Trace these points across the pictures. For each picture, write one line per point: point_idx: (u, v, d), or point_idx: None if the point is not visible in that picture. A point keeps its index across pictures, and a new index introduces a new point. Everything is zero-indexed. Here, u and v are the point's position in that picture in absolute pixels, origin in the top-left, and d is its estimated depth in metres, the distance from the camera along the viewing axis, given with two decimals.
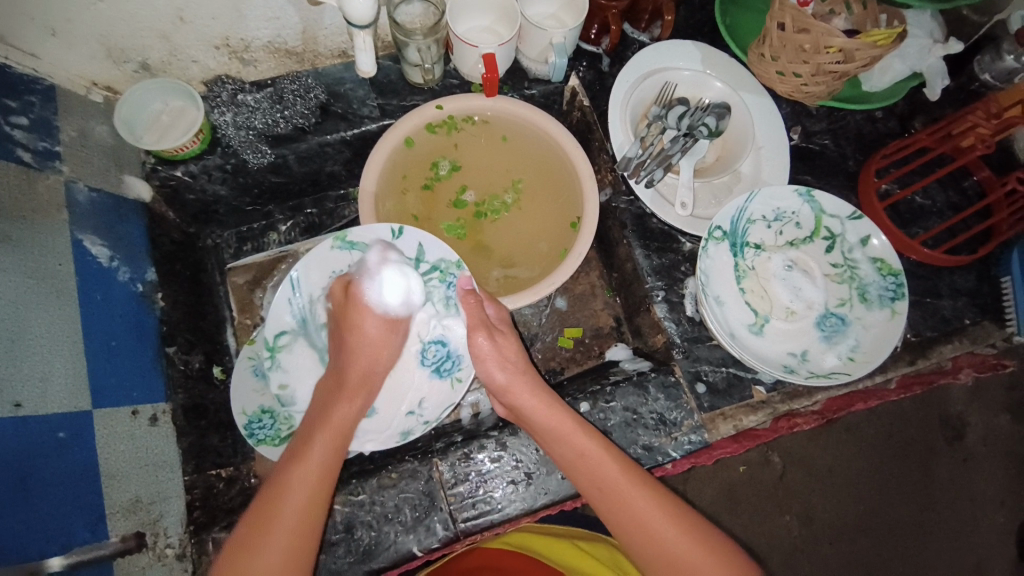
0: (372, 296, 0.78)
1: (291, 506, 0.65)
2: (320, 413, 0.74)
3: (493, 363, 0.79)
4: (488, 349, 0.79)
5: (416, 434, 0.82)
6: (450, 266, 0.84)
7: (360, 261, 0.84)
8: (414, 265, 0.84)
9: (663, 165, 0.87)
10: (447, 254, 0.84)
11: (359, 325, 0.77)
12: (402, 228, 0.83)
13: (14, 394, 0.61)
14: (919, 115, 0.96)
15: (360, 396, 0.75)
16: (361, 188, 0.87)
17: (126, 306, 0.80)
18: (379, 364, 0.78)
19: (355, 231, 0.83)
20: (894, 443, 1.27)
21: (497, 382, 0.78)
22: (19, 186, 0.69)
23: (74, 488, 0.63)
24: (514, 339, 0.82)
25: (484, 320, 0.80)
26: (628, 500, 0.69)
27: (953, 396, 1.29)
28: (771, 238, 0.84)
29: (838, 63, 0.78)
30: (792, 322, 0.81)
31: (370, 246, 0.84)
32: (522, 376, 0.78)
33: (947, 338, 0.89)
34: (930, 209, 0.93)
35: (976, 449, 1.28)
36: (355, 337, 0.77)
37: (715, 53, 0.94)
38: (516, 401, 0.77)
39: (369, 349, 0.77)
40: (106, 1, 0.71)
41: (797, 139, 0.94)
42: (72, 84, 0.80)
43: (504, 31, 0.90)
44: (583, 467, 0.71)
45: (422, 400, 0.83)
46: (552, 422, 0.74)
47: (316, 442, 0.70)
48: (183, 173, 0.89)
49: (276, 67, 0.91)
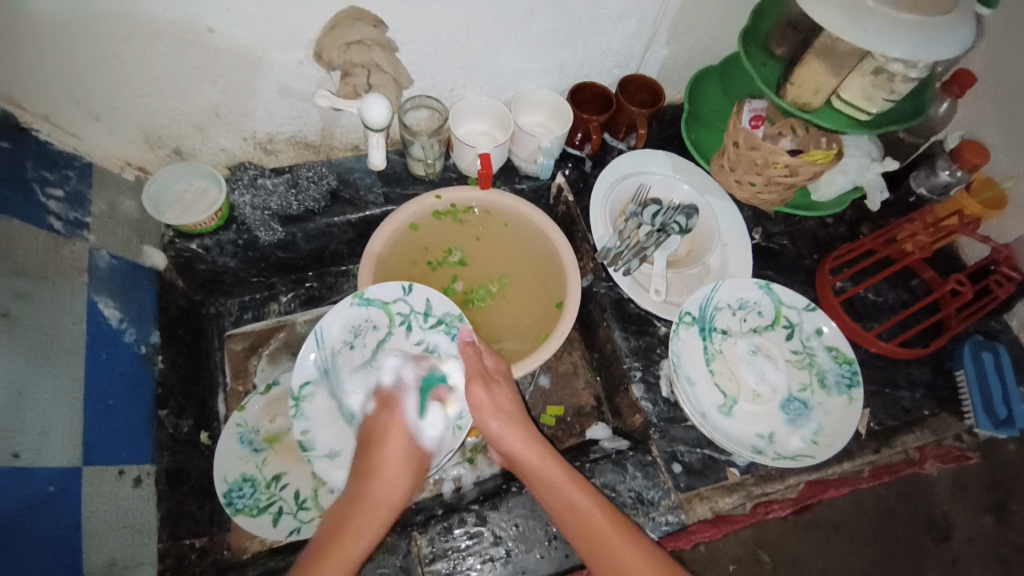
0: (411, 416, 0.83)
1: None
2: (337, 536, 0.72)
3: (488, 413, 0.82)
4: (484, 400, 0.82)
5: (420, 485, 0.83)
6: (454, 319, 0.89)
7: (376, 316, 0.89)
8: (422, 318, 0.89)
9: (639, 256, 0.95)
10: (451, 308, 0.89)
11: (384, 436, 0.81)
12: (412, 284, 0.89)
13: (14, 445, 0.62)
14: (865, 223, 1.08)
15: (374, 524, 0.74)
16: (368, 249, 0.95)
17: (127, 366, 0.83)
18: (398, 498, 0.77)
19: (372, 289, 0.88)
20: (881, 544, 1.11)
21: (492, 432, 0.82)
22: (47, 250, 0.75)
23: (55, 545, 0.63)
24: (511, 390, 0.85)
25: (482, 371, 0.84)
26: (619, 557, 0.71)
27: (937, 493, 1.14)
28: (737, 324, 0.91)
29: (786, 176, 0.90)
30: (759, 404, 0.86)
31: (385, 302, 0.89)
32: (517, 427, 0.82)
33: (908, 427, 0.94)
34: (883, 305, 1.03)
35: (967, 552, 1.10)
36: (380, 460, 0.79)
37: (682, 161, 1.07)
38: (511, 449, 0.81)
39: (395, 485, 0.78)
40: (152, 97, 0.83)
41: (759, 239, 1.05)
42: (108, 163, 0.90)
43: (499, 134, 1.03)
44: (577, 526, 0.74)
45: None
46: (543, 474, 0.78)
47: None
48: (198, 246, 0.96)
49: (294, 157, 1.03)
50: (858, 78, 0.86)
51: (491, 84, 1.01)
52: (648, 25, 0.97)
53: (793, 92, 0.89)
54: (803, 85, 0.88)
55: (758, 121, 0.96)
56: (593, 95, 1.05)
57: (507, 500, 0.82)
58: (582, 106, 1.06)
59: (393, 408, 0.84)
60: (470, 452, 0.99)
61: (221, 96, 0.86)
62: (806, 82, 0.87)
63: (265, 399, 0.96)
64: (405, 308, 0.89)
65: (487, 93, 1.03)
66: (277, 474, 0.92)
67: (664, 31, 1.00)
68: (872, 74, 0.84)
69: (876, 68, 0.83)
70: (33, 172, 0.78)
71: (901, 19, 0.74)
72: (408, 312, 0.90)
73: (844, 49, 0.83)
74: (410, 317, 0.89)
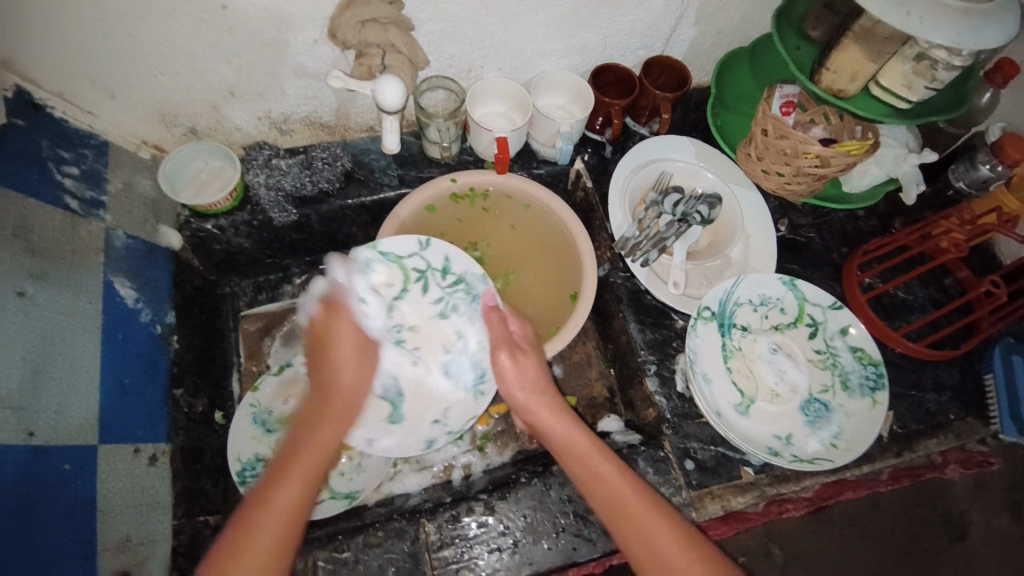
0: (358, 316, 0.85)
1: (279, 503, 0.66)
2: (301, 434, 0.76)
3: (514, 383, 0.83)
4: (510, 367, 0.83)
5: (440, 443, 0.85)
6: (475, 279, 0.89)
7: (388, 271, 0.89)
8: (440, 276, 0.90)
9: (658, 247, 0.93)
10: (470, 267, 0.89)
11: (338, 337, 0.83)
12: (430, 240, 0.89)
13: (29, 424, 0.64)
14: (898, 217, 1.04)
15: (342, 419, 0.79)
16: (394, 213, 0.95)
17: (143, 346, 0.84)
18: (362, 390, 0.82)
19: (386, 242, 0.87)
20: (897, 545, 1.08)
21: (519, 401, 0.83)
22: (64, 230, 0.76)
23: (69, 523, 0.65)
24: (536, 359, 0.85)
25: (508, 338, 0.85)
26: (641, 523, 0.71)
27: (954, 492, 1.11)
28: (757, 321, 0.88)
29: (817, 167, 0.86)
30: (777, 405, 0.84)
31: (400, 256, 0.89)
32: (543, 398, 0.82)
33: (932, 431, 0.91)
34: (912, 303, 0.98)
35: (983, 553, 1.08)
36: (338, 360, 0.82)
37: (708, 149, 1.03)
38: (535, 419, 0.82)
39: (350, 374, 0.81)
40: (166, 76, 0.82)
41: (784, 231, 1.01)
42: (125, 142, 0.90)
43: (519, 116, 1.00)
44: (595, 485, 0.74)
45: (448, 411, 0.87)
46: (564, 441, 0.80)
47: (294, 462, 0.71)
48: (212, 227, 0.96)
49: (309, 137, 1.01)
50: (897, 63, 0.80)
51: (510, 65, 0.98)
52: (677, 4, 0.92)
53: (827, 79, 0.84)
54: (839, 71, 0.83)
55: (790, 107, 0.91)
56: (616, 77, 1.01)
57: (515, 491, 0.82)
58: (604, 89, 1.02)
59: (339, 310, 0.84)
60: (480, 440, 0.99)
61: (236, 74, 0.85)
62: (843, 68, 0.82)
63: (279, 380, 0.95)
64: (422, 264, 0.89)
65: (506, 74, 1.00)
66: None
67: (694, 10, 0.95)
68: (912, 60, 0.78)
69: (919, 54, 0.77)
70: (49, 150, 0.77)
71: (946, 5, 0.69)
72: (423, 269, 0.90)
73: (886, 34, 0.78)
74: (426, 274, 0.90)
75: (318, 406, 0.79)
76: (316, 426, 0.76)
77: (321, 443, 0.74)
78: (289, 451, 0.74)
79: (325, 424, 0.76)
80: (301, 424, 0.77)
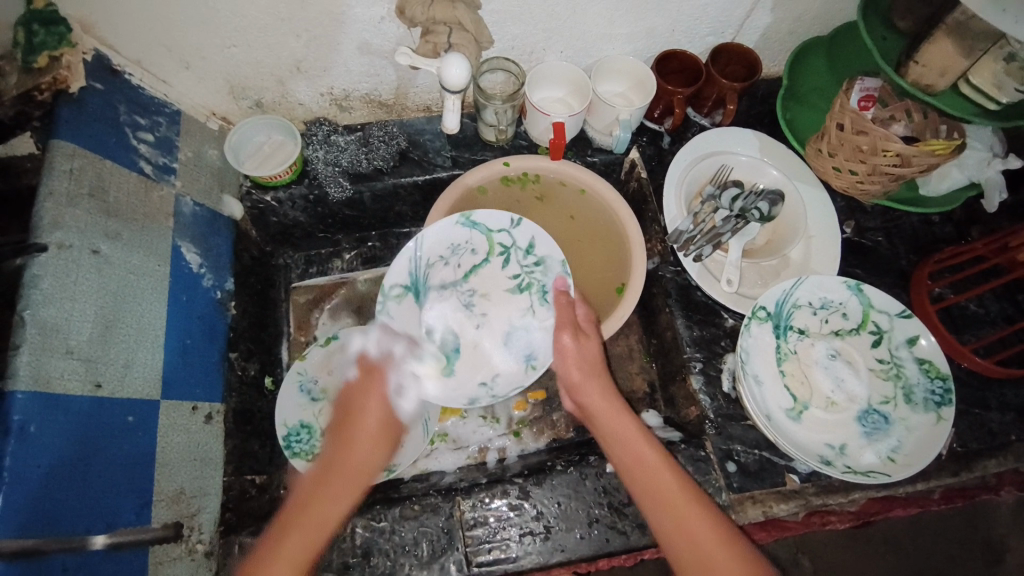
0: (391, 390, 0.83)
1: (278, 573, 0.64)
2: (322, 490, 0.73)
3: (571, 362, 0.81)
4: (571, 347, 0.82)
5: (481, 403, 0.85)
6: (555, 261, 0.88)
7: (477, 241, 0.90)
8: (524, 253, 0.90)
9: (712, 242, 0.90)
10: (554, 252, 0.88)
11: (362, 410, 0.81)
12: (521, 219, 0.89)
13: (96, 375, 0.67)
14: (975, 225, 0.97)
15: (359, 480, 0.76)
16: (429, 215, 0.94)
17: (205, 310, 0.87)
18: (374, 463, 0.78)
19: (479, 213, 0.89)
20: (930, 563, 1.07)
21: (572, 380, 0.81)
22: (137, 194, 0.80)
23: (131, 471, 0.68)
24: (597, 341, 0.84)
25: (574, 321, 0.83)
26: (679, 509, 0.70)
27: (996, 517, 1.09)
28: (816, 325, 0.85)
29: (896, 167, 0.82)
30: (832, 413, 0.81)
31: (490, 230, 0.90)
32: (597, 379, 0.80)
33: (992, 452, 0.86)
34: (983, 317, 0.92)
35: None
36: (359, 431, 0.80)
37: (772, 144, 0.99)
38: (583, 400, 0.80)
39: (368, 454, 0.79)
40: (238, 49, 0.84)
41: (849, 233, 0.96)
42: (195, 112, 0.93)
43: (576, 103, 0.98)
44: (637, 471, 0.74)
45: (496, 376, 0.86)
46: (620, 430, 0.77)
47: (304, 517, 0.69)
48: (271, 199, 0.99)
49: (368, 115, 1.03)
50: (991, 61, 0.76)
51: (572, 48, 0.96)
52: None
53: (915, 73, 0.79)
54: (928, 65, 0.77)
55: (868, 102, 0.86)
56: (681, 65, 0.98)
57: (551, 478, 0.82)
58: (668, 77, 0.99)
59: (376, 376, 0.84)
60: (517, 425, 0.99)
61: (303, 50, 0.86)
62: (933, 61, 0.77)
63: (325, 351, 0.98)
64: (509, 240, 0.90)
65: (567, 57, 0.98)
66: None
67: None
68: (1005, 60, 0.75)
69: (1011, 54, 0.74)
70: (126, 116, 0.81)
71: None
72: (509, 245, 0.90)
73: (981, 28, 0.73)
74: (510, 250, 0.90)
75: (336, 465, 0.77)
76: (330, 483, 0.74)
77: (331, 505, 0.71)
78: (309, 503, 0.71)
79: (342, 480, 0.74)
80: (315, 474, 0.75)
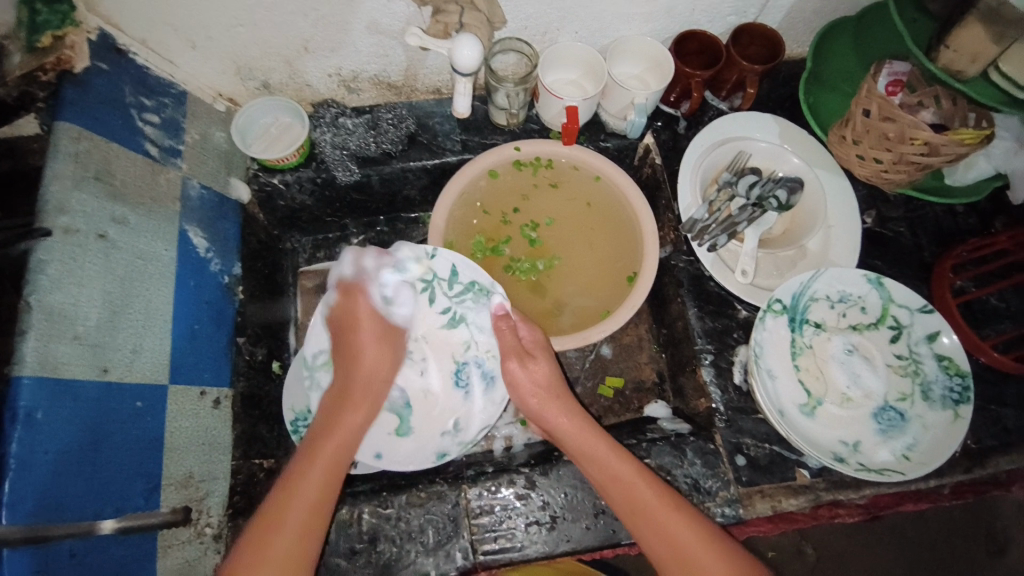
0: (374, 299, 0.86)
1: (285, 537, 0.68)
2: (322, 428, 0.78)
3: (526, 392, 0.82)
4: (519, 375, 0.82)
5: (452, 454, 0.85)
6: (484, 287, 0.88)
7: (394, 281, 0.88)
8: (447, 285, 0.89)
9: (728, 232, 0.88)
10: (478, 275, 0.88)
11: (358, 325, 0.83)
12: (435, 249, 0.87)
13: (104, 360, 0.67)
14: (1001, 216, 0.94)
15: (364, 404, 0.81)
16: (431, 223, 0.92)
17: (212, 294, 0.87)
18: (381, 387, 0.83)
19: (390, 254, 0.87)
20: (936, 555, 1.12)
21: (533, 409, 0.83)
22: (144, 177, 0.79)
23: (139, 456, 0.69)
24: (547, 363, 0.84)
25: (517, 346, 0.84)
26: (659, 520, 0.71)
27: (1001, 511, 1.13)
28: (833, 319, 0.83)
29: (921, 156, 0.79)
30: (847, 409, 0.79)
31: (405, 267, 0.89)
32: (558, 403, 0.82)
33: (1007, 451, 0.83)
34: (1004, 312, 0.89)
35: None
36: (360, 343, 0.83)
37: (793, 129, 0.96)
38: (550, 424, 0.81)
39: (376, 359, 0.83)
40: (245, 28, 0.82)
41: (870, 223, 0.93)
42: (201, 93, 0.91)
43: (589, 86, 0.95)
44: (612, 485, 0.74)
45: (458, 421, 0.86)
46: (587, 450, 0.77)
47: (314, 457, 0.74)
48: (279, 181, 0.98)
49: (376, 97, 1.01)
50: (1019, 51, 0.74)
51: (587, 29, 0.93)
52: None
53: (945, 57, 0.75)
54: (960, 49, 0.74)
55: (896, 87, 0.84)
56: (700, 46, 0.94)
57: (558, 468, 0.81)
58: (685, 58, 0.95)
59: (353, 296, 0.85)
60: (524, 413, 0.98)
61: (310, 29, 0.84)
62: (965, 46, 0.73)
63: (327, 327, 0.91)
64: (428, 274, 0.88)
65: (581, 38, 0.95)
66: None
67: None
68: None
69: None
70: (131, 97, 0.80)
71: None
72: (430, 278, 0.89)
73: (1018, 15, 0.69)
74: (433, 283, 0.89)
75: (337, 399, 0.80)
76: (336, 422, 0.78)
77: (342, 445, 0.76)
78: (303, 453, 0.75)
79: (347, 409, 0.79)
80: (327, 409, 0.80)
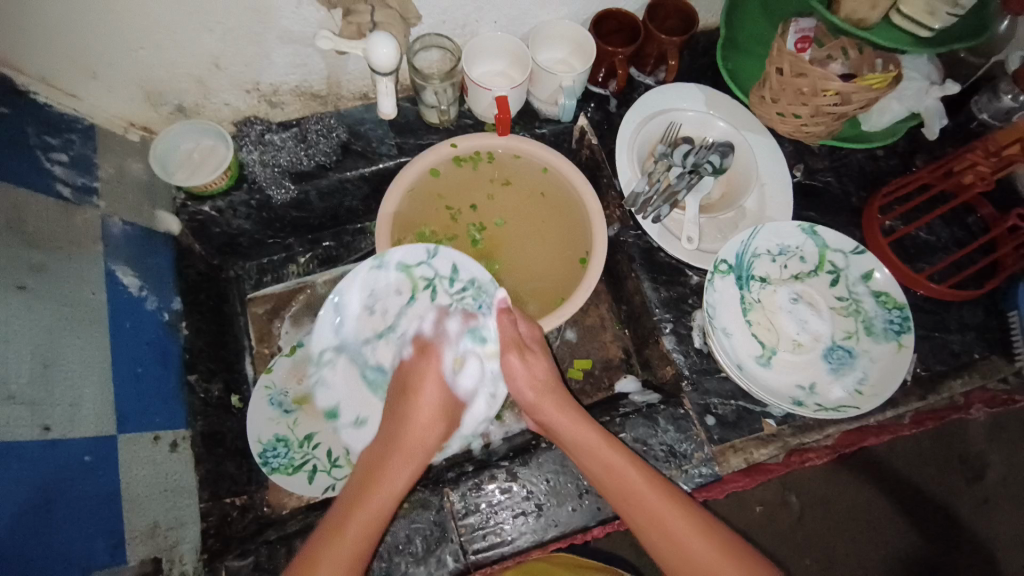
0: (446, 367, 0.83)
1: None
2: (369, 477, 0.75)
3: (522, 383, 0.82)
4: (518, 368, 0.82)
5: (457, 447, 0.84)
6: (483, 287, 0.85)
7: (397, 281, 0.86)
8: (448, 283, 0.86)
9: (669, 202, 0.89)
10: (478, 274, 0.85)
11: (419, 383, 0.81)
12: (437, 249, 0.85)
13: (44, 418, 0.63)
14: (920, 154, 1.00)
15: (410, 464, 0.76)
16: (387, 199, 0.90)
17: (152, 334, 0.83)
18: (430, 442, 0.79)
19: (391, 252, 0.85)
20: (905, 478, 1.19)
21: (527, 400, 0.82)
22: (60, 220, 0.73)
23: (96, 511, 0.65)
24: (545, 359, 0.84)
25: (517, 338, 0.82)
26: (661, 519, 0.71)
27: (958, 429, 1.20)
28: (776, 272, 0.86)
29: (837, 105, 0.83)
30: (799, 354, 0.83)
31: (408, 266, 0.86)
32: (552, 395, 0.81)
33: (954, 372, 0.89)
34: (935, 244, 0.95)
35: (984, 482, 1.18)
36: (418, 402, 0.80)
37: (718, 96, 0.99)
38: (549, 419, 0.80)
39: (426, 417, 0.79)
40: (148, 51, 0.78)
41: (800, 176, 0.98)
42: (111, 125, 0.86)
43: (517, 74, 0.95)
44: (609, 479, 0.73)
45: (460, 414, 0.85)
46: (586, 441, 0.75)
47: (350, 519, 0.70)
48: (210, 208, 0.94)
49: (301, 109, 0.97)
50: None
51: (507, 17, 0.93)
52: None
53: (847, 7, 0.78)
54: None
55: (805, 43, 0.86)
56: (618, 24, 0.96)
57: (537, 456, 0.82)
58: (606, 38, 0.97)
59: (430, 356, 0.83)
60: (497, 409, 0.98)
61: (219, 45, 0.80)
62: None
63: (292, 359, 0.93)
64: (429, 272, 0.86)
65: (502, 27, 0.95)
66: (310, 434, 0.90)
67: None
68: None
69: None
70: (35, 137, 0.74)
71: None
72: (431, 277, 0.87)
73: None
74: (434, 282, 0.86)
75: (381, 454, 0.78)
76: (378, 473, 0.75)
77: (391, 484, 0.73)
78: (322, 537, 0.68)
79: (393, 465, 0.76)
80: (371, 459, 0.78)
